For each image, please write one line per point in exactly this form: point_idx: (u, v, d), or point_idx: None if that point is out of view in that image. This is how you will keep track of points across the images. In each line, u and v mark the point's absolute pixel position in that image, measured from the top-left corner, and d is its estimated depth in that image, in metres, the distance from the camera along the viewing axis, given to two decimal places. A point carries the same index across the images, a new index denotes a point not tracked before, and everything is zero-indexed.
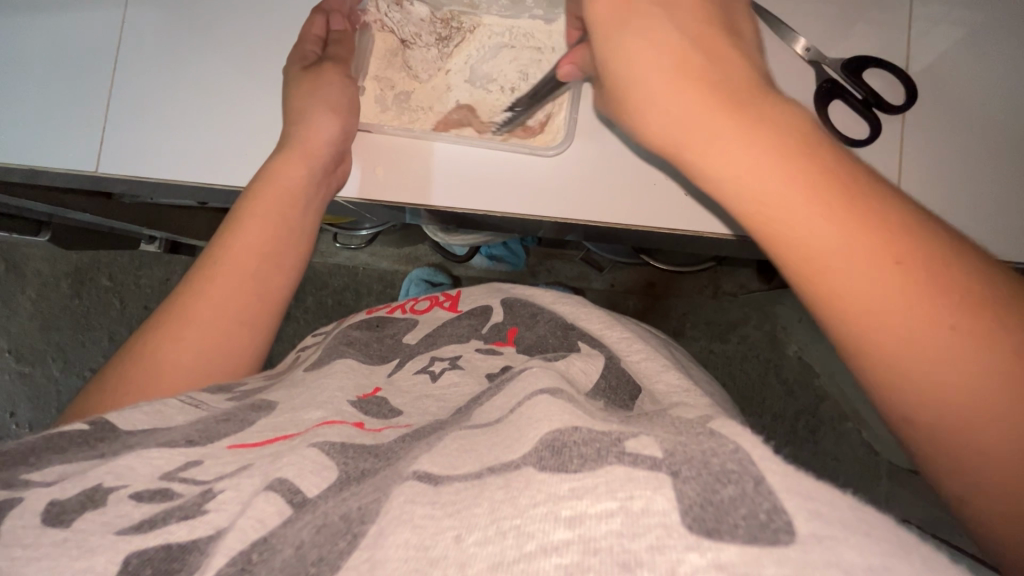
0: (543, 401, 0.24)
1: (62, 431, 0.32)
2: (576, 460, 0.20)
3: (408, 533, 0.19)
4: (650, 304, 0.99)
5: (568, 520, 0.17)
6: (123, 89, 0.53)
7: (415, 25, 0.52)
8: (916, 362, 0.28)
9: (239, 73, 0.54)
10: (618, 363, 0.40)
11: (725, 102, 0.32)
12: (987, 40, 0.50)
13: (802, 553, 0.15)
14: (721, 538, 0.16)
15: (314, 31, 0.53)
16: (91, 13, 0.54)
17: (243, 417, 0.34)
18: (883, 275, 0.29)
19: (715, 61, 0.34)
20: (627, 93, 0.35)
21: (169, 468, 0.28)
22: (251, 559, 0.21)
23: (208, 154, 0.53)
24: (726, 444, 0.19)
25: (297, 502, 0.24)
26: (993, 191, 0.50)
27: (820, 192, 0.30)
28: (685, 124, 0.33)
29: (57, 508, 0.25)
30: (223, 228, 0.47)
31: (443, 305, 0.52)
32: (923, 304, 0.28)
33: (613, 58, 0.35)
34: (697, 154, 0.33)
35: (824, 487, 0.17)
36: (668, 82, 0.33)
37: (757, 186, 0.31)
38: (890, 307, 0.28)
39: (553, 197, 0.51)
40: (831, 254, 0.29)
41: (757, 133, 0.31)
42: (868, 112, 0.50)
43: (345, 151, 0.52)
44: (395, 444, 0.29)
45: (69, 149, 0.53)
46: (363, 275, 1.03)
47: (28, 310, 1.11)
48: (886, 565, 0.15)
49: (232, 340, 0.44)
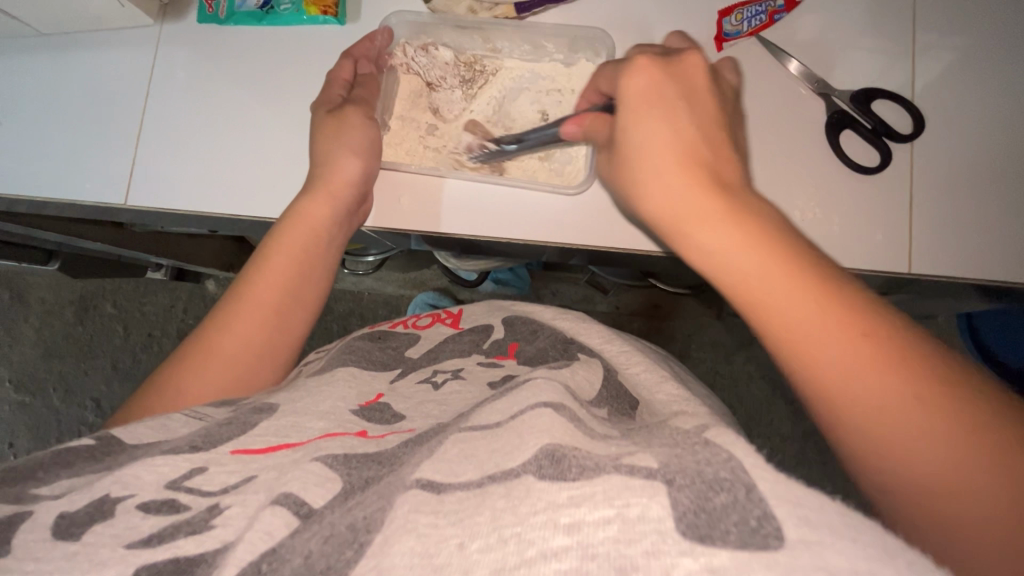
0: (546, 414, 0.25)
1: (69, 447, 0.33)
2: (575, 470, 0.20)
3: (413, 541, 0.20)
4: (653, 325, 1.01)
5: (567, 528, 0.18)
6: (153, 126, 0.56)
7: (440, 68, 0.56)
8: (912, 447, 0.28)
9: (264, 104, 0.56)
10: (615, 376, 0.41)
11: (703, 174, 0.35)
12: (973, 68, 0.53)
13: (791, 558, 0.16)
14: (713, 544, 0.16)
15: (342, 75, 0.54)
16: (130, 54, 0.57)
17: (244, 420, 0.35)
18: (907, 401, 0.28)
19: (712, 150, 0.37)
20: (642, 174, 0.38)
21: (175, 476, 0.29)
22: (261, 569, 0.22)
23: (235, 182, 0.55)
24: (720, 453, 0.19)
25: (303, 513, 0.24)
26: (990, 218, 0.51)
27: (840, 319, 0.30)
28: (704, 229, 0.34)
29: (65, 521, 0.26)
30: (249, 266, 0.49)
31: (445, 321, 0.53)
32: (944, 436, 0.27)
33: (630, 144, 0.38)
34: (669, 211, 0.36)
35: (814, 491, 0.18)
36: (678, 174, 0.36)
37: (750, 279, 0.32)
38: (876, 397, 0.28)
39: (568, 224, 0.52)
40: (820, 346, 0.30)
41: (717, 205, 0.34)
42: (877, 141, 0.52)
43: (368, 192, 0.53)
44: (398, 450, 0.29)
45: (99, 180, 0.56)
46: (367, 300, 1.05)
47: (30, 339, 1.12)
48: (871, 569, 0.16)
49: (252, 375, 0.45)
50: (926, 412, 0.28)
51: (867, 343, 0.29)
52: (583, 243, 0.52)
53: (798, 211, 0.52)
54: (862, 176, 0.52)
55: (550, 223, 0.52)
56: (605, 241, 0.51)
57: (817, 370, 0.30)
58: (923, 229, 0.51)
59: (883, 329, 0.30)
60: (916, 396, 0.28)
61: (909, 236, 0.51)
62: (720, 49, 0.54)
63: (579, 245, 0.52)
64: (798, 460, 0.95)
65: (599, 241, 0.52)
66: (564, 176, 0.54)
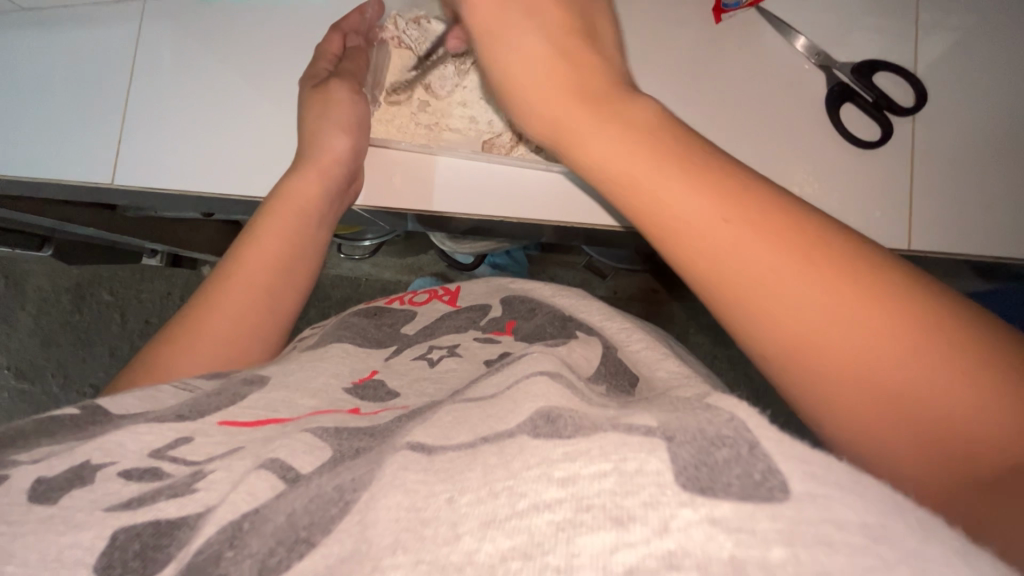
0: (541, 381, 0.24)
1: (54, 416, 0.32)
2: (569, 428, 0.20)
3: (400, 496, 0.19)
4: (651, 312, 1.00)
5: (560, 481, 0.17)
6: (139, 101, 0.55)
7: (433, 41, 0.53)
8: (816, 348, 0.25)
9: (248, 78, 0.55)
10: (615, 353, 0.40)
11: (585, 95, 0.31)
12: (986, 45, 0.51)
13: (796, 510, 0.15)
14: (715, 495, 0.15)
15: (331, 48, 0.54)
16: (110, 28, 0.56)
17: (234, 391, 0.34)
18: (827, 301, 0.25)
19: (580, 67, 0.32)
20: (532, 104, 0.33)
21: (159, 446, 0.28)
22: (241, 528, 0.21)
23: (224, 157, 0.54)
24: (721, 412, 0.18)
25: (290, 477, 0.23)
26: (996, 201, 0.50)
27: (757, 229, 0.27)
28: (613, 156, 0.30)
29: (43, 486, 0.25)
30: (237, 243, 0.48)
31: (443, 298, 0.52)
32: (864, 322, 0.24)
33: (504, 65, 0.33)
34: (570, 141, 0.32)
35: (819, 449, 0.17)
36: (565, 99, 0.32)
37: (684, 212, 0.28)
38: (825, 323, 0.25)
39: (563, 204, 0.51)
40: (733, 261, 0.27)
41: (618, 124, 0.30)
42: (879, 115, 0.50)
43: (358, 169, 0.52)
44: (391, 425, 0.28)
45: (87, 160, 0.55)
46: (365, 285, 1.04)
47: (27, 326, 1.11)
48: (881, 522, 0.15)
49: (247, 353, 0.44)
50: (848, 309, 0.25)
51: (804, 256, 0.26)
52: (576, 222, 0.51)
53: (798, 186, 0.51)
54: (860, 161, 0.51)
55: (543, 202, 0.51)
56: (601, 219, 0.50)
57: (762, 308, 0.26)
58: (925, 210, 0.50)
59: (820, 244, 0.26)
60: (838, 289, 0.25)
61: (910, 217, 0.50)
62: (719, 21, 0.52)
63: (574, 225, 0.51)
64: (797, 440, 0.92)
65: (591, 219, 0.51)
66: None
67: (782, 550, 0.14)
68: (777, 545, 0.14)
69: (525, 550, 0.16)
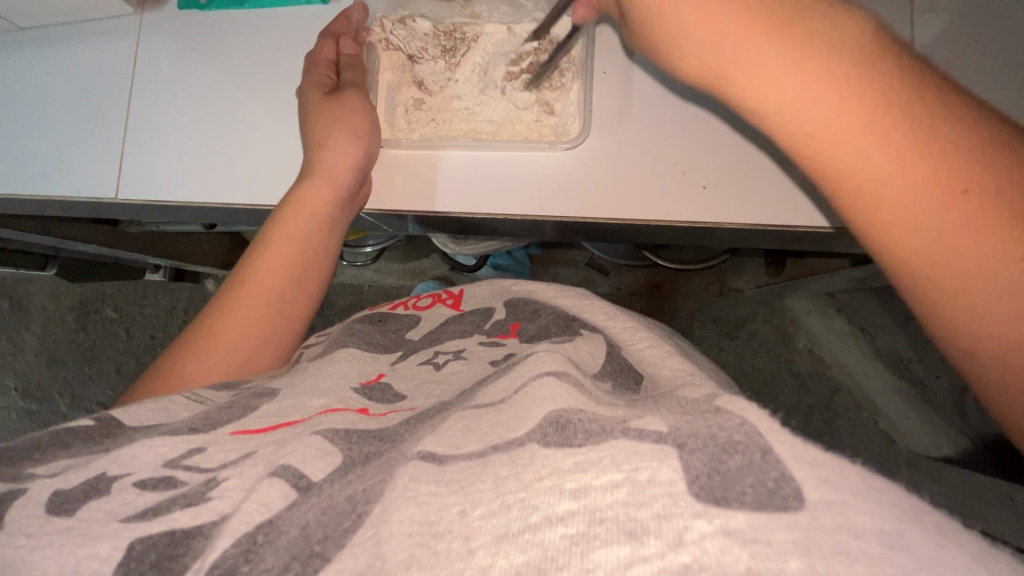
0: (549, 382, 0.24)
1: (67, 428, 0.32)
2: (580, 435, 0.19)
3: (412, 509, 0.19)
4: (652, 305, 1.00)
5: (572, 492, 0.17)
6: (138, 117, 0.55)
7: (420, 39, 0.53)
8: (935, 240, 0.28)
9: (243, 88, 0.55)
10: (619, 352, 0.39)
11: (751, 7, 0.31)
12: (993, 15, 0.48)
13: (812, 518, 0.15)
14: (728, 506, 0.15)
15: (325, 54, 0.53)
16: (105, 44, 0.56)
17: (245, 404, 0.34)
18: (939, 200, 0.28)
19: None
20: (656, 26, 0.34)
21: (172, 456, 0.28)
22: (255, 540, 0.21)
23: (223, 168, 0.54)
24: (732, 417, 0.18)
25: (301, 486, 0.24)
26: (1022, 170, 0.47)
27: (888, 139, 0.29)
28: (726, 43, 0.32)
29: (60, 498, 0.25)
30: (250, 251, 0.48)
31: (446, 303, 0.52)
32: (964, 226, 0.28)
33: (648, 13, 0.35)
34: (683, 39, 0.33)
35: (833, 453, 0.17)
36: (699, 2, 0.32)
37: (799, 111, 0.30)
38: (926, 217, 0.28)
39: (568, 196, 0.50)
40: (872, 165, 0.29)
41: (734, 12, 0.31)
42: None
43: (368, 173, 0.52)
44: (399, 427, 0.29)
45: (89, 176, 0.55)
46: (367, 293, 1.06)
47: (33, 346, 1.12)
48: (899, 530, 0.14)
49: (257, 358, 0.44)
50: (953, 202, 0.28)
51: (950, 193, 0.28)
52: (589, 216, 0.49)
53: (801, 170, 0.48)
54: None
55: (552, 186, 0.50)
56: (609, 217, 0.49)
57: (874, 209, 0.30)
58: None
59: (929, 152, 0.28)
60: (942, 194, 0.28)
61: None
62: None
63: (593, 220, 0.49)
64: (808, 426, 0.95)
65: (602, 212, 0.49)
66: (560, 132, 0.51)
67: (799, 561, 0.14)
68: (794, 557, 0.14)
69: (539, 565, 0.15)
